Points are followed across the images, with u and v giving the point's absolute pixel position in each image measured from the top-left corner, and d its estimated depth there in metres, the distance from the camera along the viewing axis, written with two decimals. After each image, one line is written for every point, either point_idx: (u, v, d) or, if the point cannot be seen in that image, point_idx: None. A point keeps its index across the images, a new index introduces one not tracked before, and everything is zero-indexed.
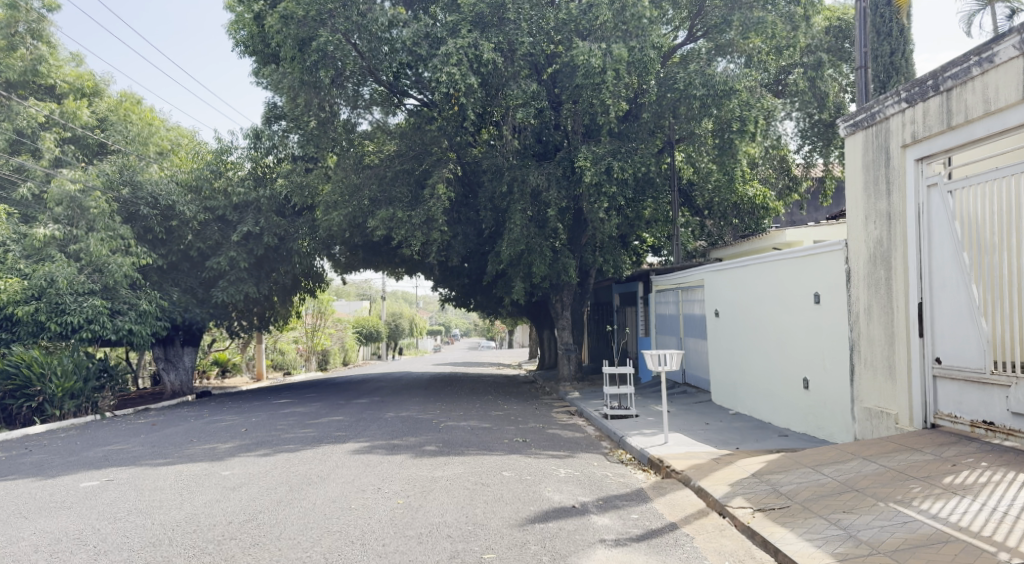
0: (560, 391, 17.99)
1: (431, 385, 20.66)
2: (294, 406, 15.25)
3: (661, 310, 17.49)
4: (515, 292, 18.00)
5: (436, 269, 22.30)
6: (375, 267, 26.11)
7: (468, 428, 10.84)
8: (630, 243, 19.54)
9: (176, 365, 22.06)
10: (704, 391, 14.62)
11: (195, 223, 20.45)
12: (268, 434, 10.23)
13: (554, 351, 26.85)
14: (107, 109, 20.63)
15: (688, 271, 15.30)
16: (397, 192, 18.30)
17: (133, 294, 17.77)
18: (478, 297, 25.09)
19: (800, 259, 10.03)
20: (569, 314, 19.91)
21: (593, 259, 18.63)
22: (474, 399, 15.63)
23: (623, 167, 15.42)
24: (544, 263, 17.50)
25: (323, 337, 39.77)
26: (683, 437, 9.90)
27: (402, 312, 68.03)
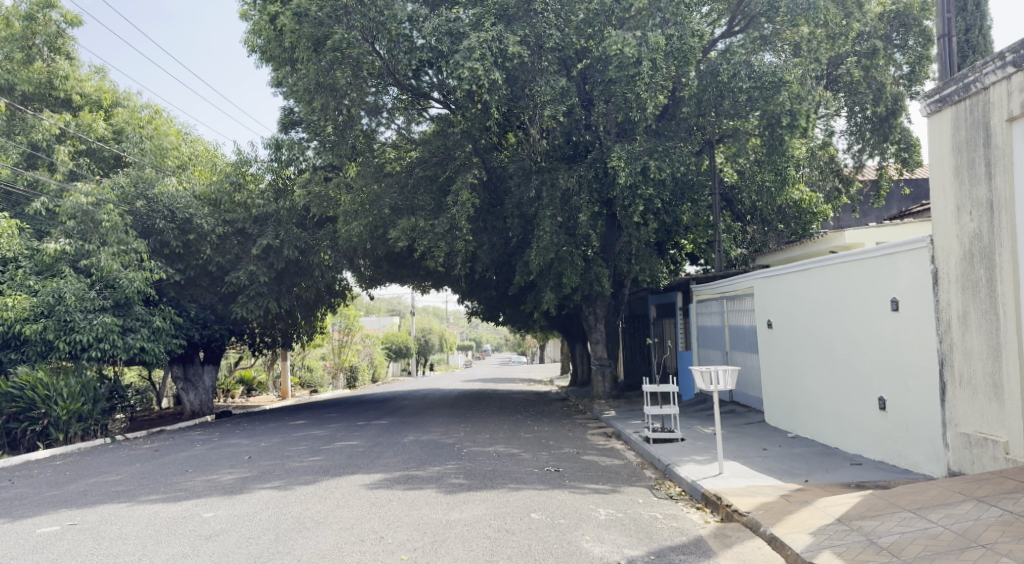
0: (595, 411, 16.75)
1: (457, 403, 19.58)
2: (310, 427, 14.29)
3: (703, 322, 16.19)
4: (545, 304, 16.88)
5: (462, 281, 21.29)
6: (400, 280, 25.23)
7: (494, 454, 9.74)
8: (668, 251, 18.30)
9: (195, 383, 21.35)
10: (755, 410, 13.29)
11: (213, 236, 19.82)
12: (272, 461, 9.24)
13: (587, 367, 25.59)
14: (125, 121, 20.09)
15: (735, 279, 14.03)
16: (420, 200, 17.45)
17: (147, 311, 17.05)
18: (507, 311, 24.01)
19: (874, 261, 8.78)
20: (603, 328, 18.68)
21: (629, 268, 17.43)
22: (502, 420, 14.51)
23: (661, 167, 14.24)
24: (575, 273, 16.37)
25: (350, 354, 39.02)
26: (740, 467, 8.64)
27: (432, 327, 67.30)
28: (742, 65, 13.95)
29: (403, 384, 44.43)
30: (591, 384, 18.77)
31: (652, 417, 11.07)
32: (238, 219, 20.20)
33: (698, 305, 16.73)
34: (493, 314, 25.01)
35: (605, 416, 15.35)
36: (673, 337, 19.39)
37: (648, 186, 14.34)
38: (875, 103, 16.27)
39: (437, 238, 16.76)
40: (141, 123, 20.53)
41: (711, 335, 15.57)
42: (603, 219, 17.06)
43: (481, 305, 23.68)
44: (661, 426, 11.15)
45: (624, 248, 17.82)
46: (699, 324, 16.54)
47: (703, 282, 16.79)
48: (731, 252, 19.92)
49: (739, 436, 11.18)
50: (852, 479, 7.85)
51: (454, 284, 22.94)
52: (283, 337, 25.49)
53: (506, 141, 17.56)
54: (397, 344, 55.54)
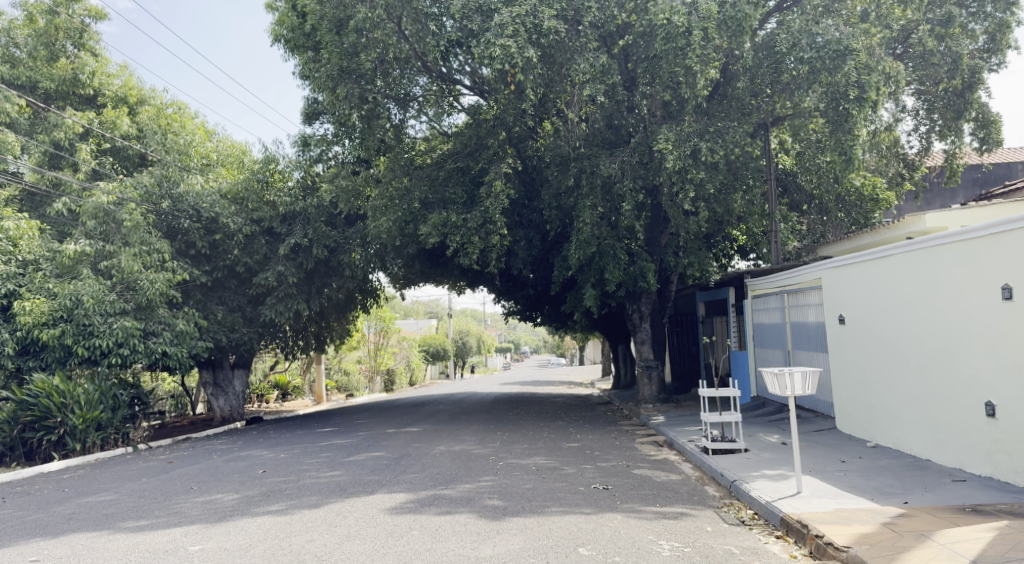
0: (642, 416, 15.55)
1: (494, 408, 18.58)
2: (336, 435, 13.42)
3: (760, 319, 14.86)
4: (586, 302, 15.76)
5: (498, 279, 20.29)
6: (436, 279, 24.35)
7: (533, 468, 8.68)
8: (718, 244, 16.99)
9: (225, 389, 20.74)
10: (824, 415, 11.93)
11: (240, 236, 19.22)
12: (287, 476, 8.35)
13: (631, 369, 24.33)
14: (148, 118, 19.71)
15: (797, 271, 12.70)
16: (451, 192, 16.51)
17: (170, 313, 16.45)
18: (546, 311, 22.93)
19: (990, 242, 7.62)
20: (649, 326, 17.46)
21: (676, 262, 16.20)
22: (542, 426, 13.46)
23: (713, 149, 12.99)
24: (618, 268, 15.23)
25: (387, 357, 38.37)
26: (822, 485, 7.40)
27: (470, 330, 66.50)
28: (803, 34, 12.56)
29: (440, 387, 43.63)
30: (637, 387, 17.56)
31: (710, 424, 9.86)
32: (266, 217, 19.60)
33: (753, 300, 15.42)
34: (531, 313, 23.94)
35: (654, 422, 14.15)
36: (725, 336, 18.05)
37: (699, 171, 13.14)
38: (951, 75, 14.74)
39: (470, 233, 15.79)
40: (166, 121, 20.10)
41: (770, 333, 14.25)
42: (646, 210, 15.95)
43: (519, 305, 22.63)
44: (721, 434, 9.94)
45: (671, 241, 16.58)
46: (756, 322, 15.21)
47: (759, 275, 15.47)
48: (788, 244, 18.49)
49: (811, 445, 9.90)
50: (964, 502, 6.56)
51: (490, 283, 21.95)
52: (316, 340, 24.83)
53: (542, 129, 16.50)
54: (435, 347, 54.83)
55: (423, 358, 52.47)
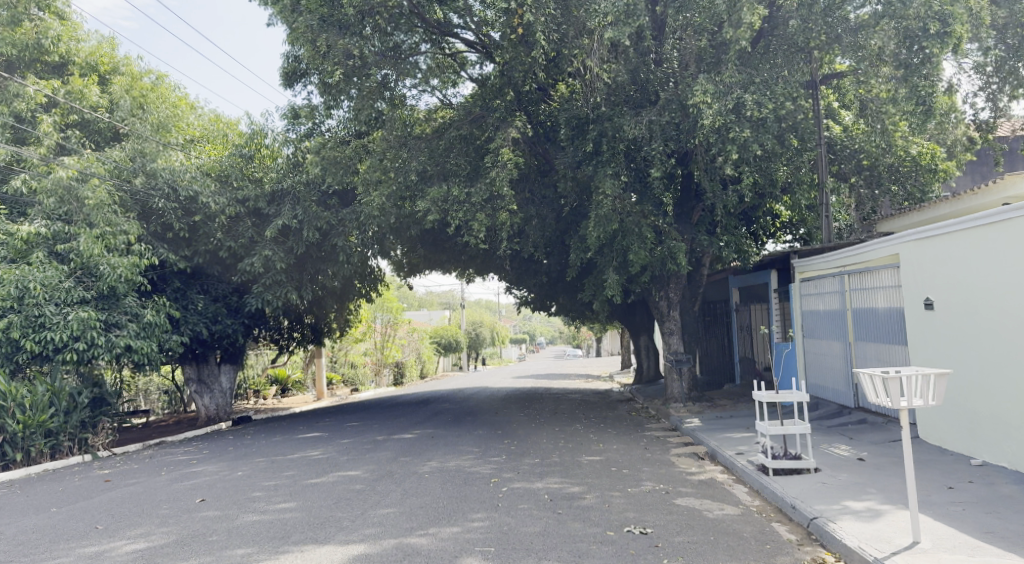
0: (672, 418, 13.50)
1: (503, 407, 16.66)
2: (317, 443, 11.53)
3: (813, 307, 12.72)
4: (606, 288, 13.73)
5: (509, 263, 18.28)
6: (444, 264, 22.46)
7: (544, 498, 6.71)
8: (758, 220, 14.86)
9: (211, 385, 19.01)
10: (902, 423, 9.79)
11: (223, 218, 17.43)
12: (224, 511, 6.47)
13: (655, 363, 22.34)
14: (121, 88, 17.97)
15: (863, 247, 10.53)
16: (453, 163, 14.51)
17: (138, 303, 14.65)
18: (562, 299, 20.91)
19: None
20: (678, 315, 15.42)
21: (710, 242, 14.12)
22: (557, 432, 11.51)
23: (760, 103, 10.94)
24: (644, 248, 13.21)
25: (395, 349, 36.57)
26: (943, 530, 5.36)
27: (484, 321, 64.61)
28: None
29: (452, 380, 41.79)
30: (665, 384, 15.54)
31: (770, 436, 7.86)
32: (251, 196, 17.74)
33: (802, 285, 13.35)
34: (545, 302, 21.92)
35: (689, 426, 12.14)
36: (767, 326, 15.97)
37: (745, 129, 11.02)
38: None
39: (475, 210, 13.85)
40: (141, 91, 18.33)
41: (825, 322, 12.19)
42: (676, 181, 13.90)
43: (531, 293, 20.63)
44: (783, 449, 7.93)
45: (704, 217, 14.51)
46: (805, 309, 13.13)
47: (807, 255, 13.38)
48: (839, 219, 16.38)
49: (897, 463, 7.83)
50: None
51: (501, 267, 19.98)
52: (313, 331, 23.01)
53: (556, 89, 14.45)
54: (447, 338, 52.98)
55: (435, 350, 50.80)
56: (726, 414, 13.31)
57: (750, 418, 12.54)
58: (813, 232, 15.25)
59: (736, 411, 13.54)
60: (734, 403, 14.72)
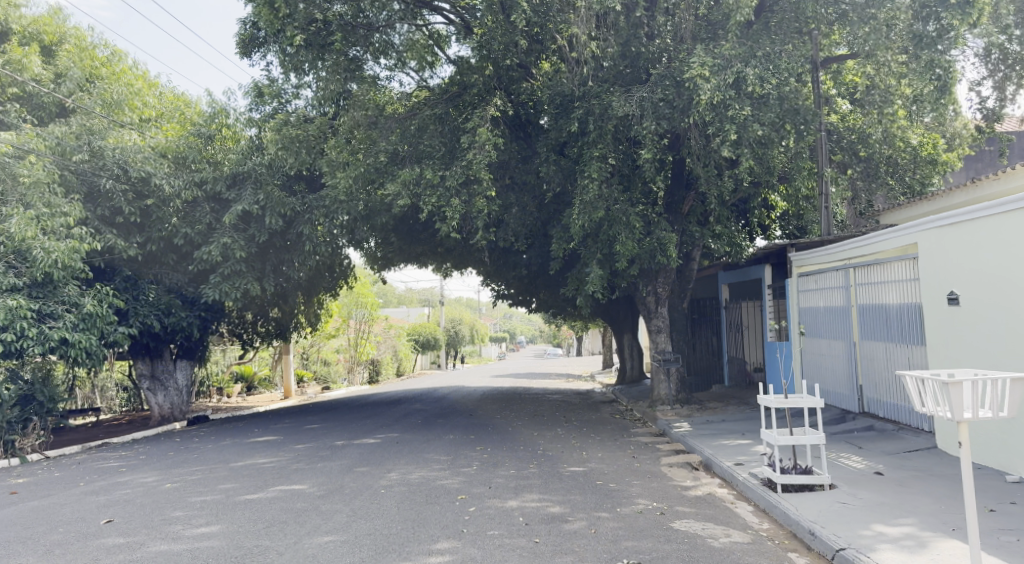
0: (659, 422, 12.52)
1: (478, 408, 15.60)
2: (268, 448, 10.40)
3: (813, 303, 11.80)
4: (589, 283, 12.72)
5: (487, 255, 17.20)
6: (419, 256, 21.34)
7: (518, 521, 5.68)
8: (753, 211, 13.90)
9: (166, 383, 17.71)
10: (917, 431, 8.86)
11: (178, 202, 16.21)
12: (130, 538, 5.37)
13: (639, 363, 21.45)
14: (69, 61, 16.66)
15: (872, 237, 9.59)
16: (426, 144, 13.42)
17: (76, 291, 13.36)
18: (542, 295, 19.88)
19: None
20: (666, 311, 14.45)
21: (702, 233, 13.18)
22: (534, 437, 10.50)
23: (761, 77, 10.00)
24: (631, 238, 12.29)
25: (369, 347, 35.31)
26: None
27: (463, 318, 63.41)
28: None
29: (428, 379, 40.63)
30: (651, 385, 14.56)
31: (778, 447, 6.84)
32: (209, 178, 16.57)
33: (800, 280, 12.44)
34: (525, 298, 20.90)
35: (678, 431, 11.19)
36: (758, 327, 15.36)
37: (745, 107, 10.10)
38: None
39: (449, 195, 12.79)
40: (91, 66, 17.03)
41: (827, 320, 11.28)
42: (667, 165, 12.93)
43: (510, 288, 19.58)
44: (793, 461, 6.91)
45: (695, 206, 13.54)
46: (804, 306, 12.21)
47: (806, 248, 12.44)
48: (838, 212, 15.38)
49: (922, 479, 6.88)
50: None
51: (478, 260, 18.89)
52: (280, 326, 21.81)
53: (538, 67, 13.40)
54: (425, 336, 51.78)
55: (412, 347, 49.60)
56: (717, 418, 12.37)
57: (743, 423, 11.58)
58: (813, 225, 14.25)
59: (727, 415, 12.61)
60: (723, 407, 13.80)
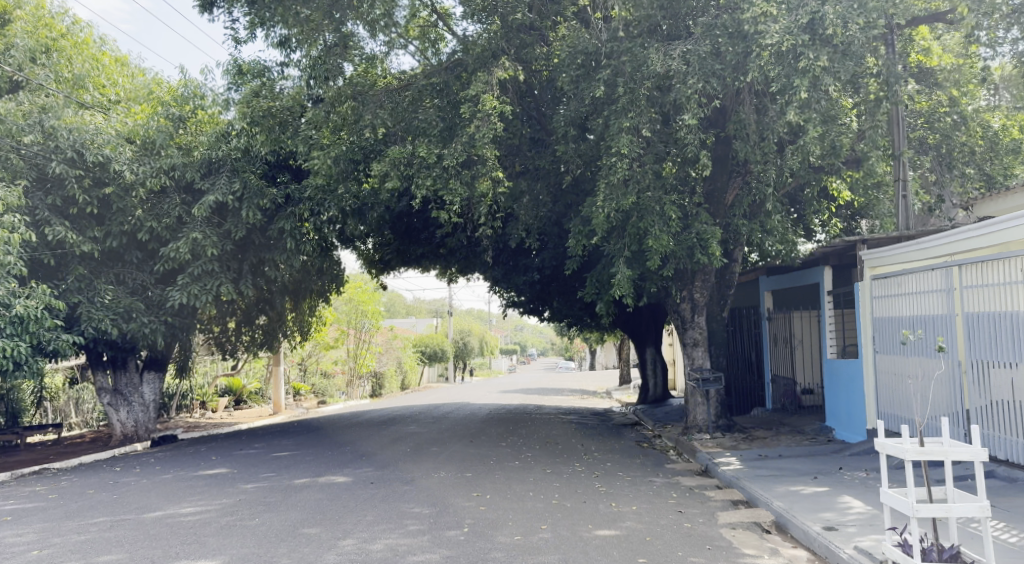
0: (701, 455, 10.27)
1: (481, 432, 13.41)
2: (210, 487, 8.24)
3: (896, 313, 9.58)
4: (615, 285, 10.64)
5: (494, 254, 15.06)
6: (420, 259, 19.30)
7: None
8: (809, 203, 11.73)
9: (129, 397, 15.67)
10: None
11: (143, 191, 14.20)
12: None
13: (664, 379, 19.40)
14: (22, 32, 14.70)
15: (993, 226, 7.36)
16: (422, 118, 11.35)
17: (8, 290, 11.32)
18: (556, 303, 17.72)
19: None
20: (705, 322, 12.22)
21: (749, 227, 11.06)
22: (547, 478, 8.31)
23: (843, 19, 8.20)
24: (666, 230, 10.27)
25: (371, 358, 32.37)
26: None
27: (472, 329, 61.26)
28: None
29: (433, 393, 38.40)
30: (686, 408, 12.31)
31: (915, 519, 4.56)
32: (180, 165, 14.47)
33: (874, 284, 10.21)
34: (538, 306, 18.75)
35: (728, 470, 8.95)
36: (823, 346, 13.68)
37: (823, 58, 8.18)
38: None
39: (448, 179, 10.75)
40: (48, 38, 15.05)
41: (918, 333, 9.03)
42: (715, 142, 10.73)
43: (521, 295, 17.46)
44: (937, 540, 4.62)
45: (742, 195, 11.34)
46: (881, 317, 9.98)
47: (880, 246, 10.20)
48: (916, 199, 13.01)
49: None
50: None
51: (485, 263, 16.79)
52: (266, 334, 19.78)
53: (556, 29, 11.33)
54: (432, 347, 49.66)
55: (418, 359, 47.50)
56: (771, 452, 10.11)
57: (808, 460, 9.33)
58: (882, 218, 12.02)
59: (783, 448, 10.34)
60: (773, 436, 11.53)
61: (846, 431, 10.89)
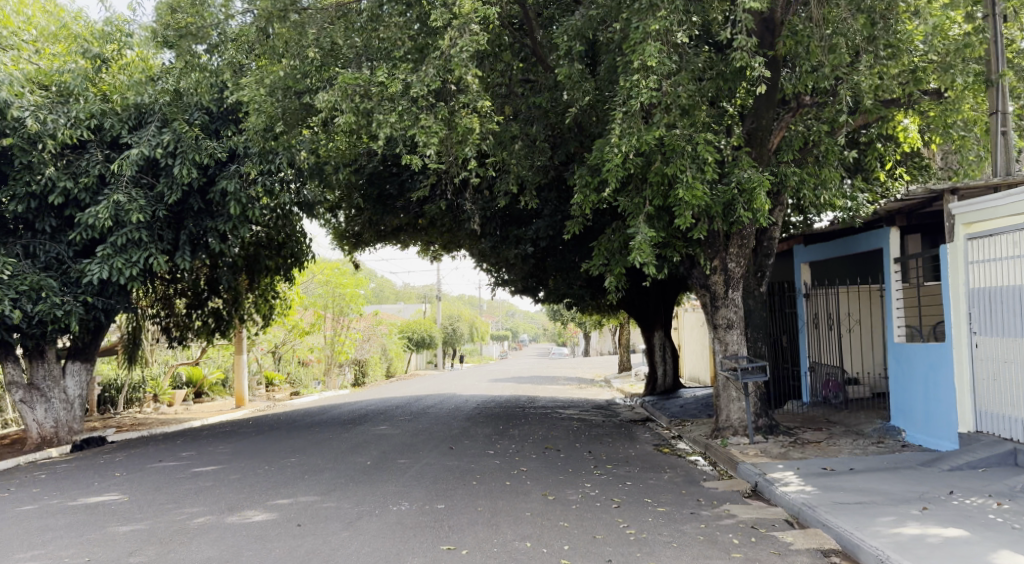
0: (745, 469, 7.93)
1: (464, 434, 11.02)
2: (74, 528, 5.84)
3: (1005, 281, 7.20)
4: (633, 249, 8.26)
5: (480, 220, 12.68)
6: (397, 232, 16.89)
7: None
8: (871, 148, 9.39)
9: (48, 393, 13.22)
10: None
11: (52, 143, 11.70)
12: None
13: (673, 367, 17.16)
14: None
15: None
16: (384, 37, 8.93)
17: None
18: (552, 280, 15.36)
19: None
20: (739, 299, 9.83)
21: (797, 176, 8.75)
22: (548, 513, 5.92)
23: None
24: (697, 175, 7.93)
25: (350, 346, 29.01)
26: None
27: (462, 314, 58.95)
28: None
29: (419, 381, 35.94)
30: (716, 405, 9.95)
31: None
32: (99, 114, 12.10)
33: (969, 245, 7.76)
34: (532, 285, 16.40)
35: (792, 494, 6.59)
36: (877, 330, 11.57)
37: None
38: None
39: (418, 113, 8.34)
40: None
41: None
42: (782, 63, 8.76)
43: (511, 271, 15.07)
44: None
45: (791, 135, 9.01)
46: (979, 287, 7.59)
47: (976, 196, 7.80)
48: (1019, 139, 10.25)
49: None
50: None
51: (470, 234, 14.44)
52: (221, 319, 17.32)
53: None
54: (420, 333, 47.32)
55: (405, 346, 45.16)
56: (838, 465, 7.76)
57: (894, 479, 7.00)
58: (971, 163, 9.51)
59: (850, 459, 8.01)
60: (828, 440, 9.21)
61: (923, 435, 8.58)
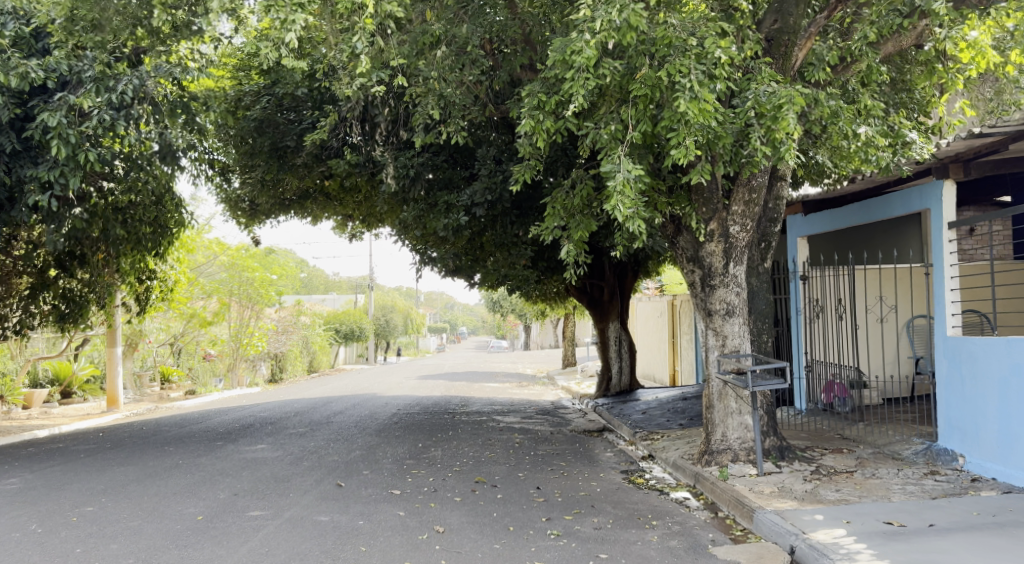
0: (773, 522, 5.32)
1: (365, 458, 8.09)
2: None
3: None
4: (607, 196, 5.55)
5: (396, 176, 9.72)
6: (301, 200, 13.74)
7: None
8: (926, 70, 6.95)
9: None
10: None
11: None
12: None
13: (630, 366, 14.62)
14: None
15: None
16: None
17: None
18: (490, 260, 12.54)
19: None
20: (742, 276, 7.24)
21: (831, 100, 6.19)
22: None
23: None
24: (704, 84, 5.25)
25: (260, 339, 25.47)
26: None
27: (397, 306, 55.49)
28: None
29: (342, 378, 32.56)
30: (708, 419, 7.33)
31: None
32: None
33: None
34: (466, 266, 13.56)
35: None
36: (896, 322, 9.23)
37: None
38: None
39: None
40: None
41: None
42: None
43: (440, 246, 12.20)
44: None
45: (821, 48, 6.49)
46: None
47: None
48: None
49: None
50: None
51: (387, 199, 11.47)
52: (76, 302, 13.81)
53: None
54: (349, 324, 43.80)
55: (331, 339, 41.53)
56: (908, 519, 5.23)
57: (1011, 549, 4.51)
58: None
59: (918, 507, 5.48)
60: (862, 470, 6.71)
61: (998, 465, 6.20)
